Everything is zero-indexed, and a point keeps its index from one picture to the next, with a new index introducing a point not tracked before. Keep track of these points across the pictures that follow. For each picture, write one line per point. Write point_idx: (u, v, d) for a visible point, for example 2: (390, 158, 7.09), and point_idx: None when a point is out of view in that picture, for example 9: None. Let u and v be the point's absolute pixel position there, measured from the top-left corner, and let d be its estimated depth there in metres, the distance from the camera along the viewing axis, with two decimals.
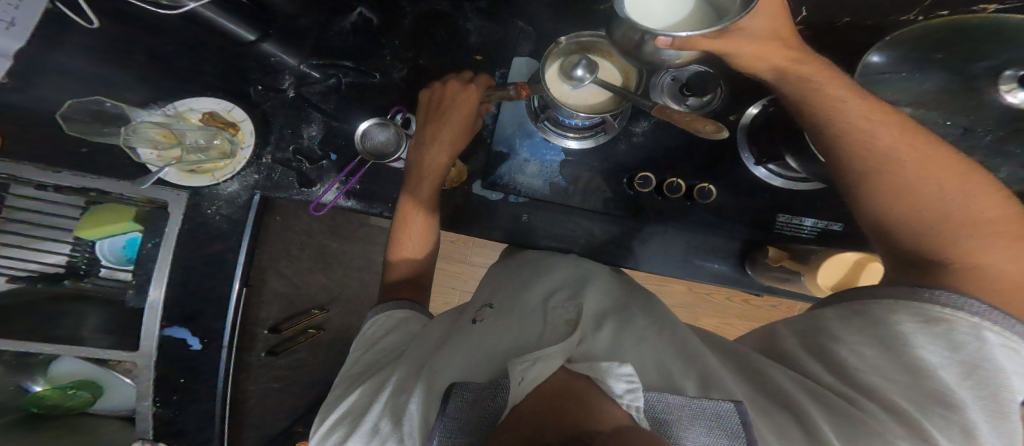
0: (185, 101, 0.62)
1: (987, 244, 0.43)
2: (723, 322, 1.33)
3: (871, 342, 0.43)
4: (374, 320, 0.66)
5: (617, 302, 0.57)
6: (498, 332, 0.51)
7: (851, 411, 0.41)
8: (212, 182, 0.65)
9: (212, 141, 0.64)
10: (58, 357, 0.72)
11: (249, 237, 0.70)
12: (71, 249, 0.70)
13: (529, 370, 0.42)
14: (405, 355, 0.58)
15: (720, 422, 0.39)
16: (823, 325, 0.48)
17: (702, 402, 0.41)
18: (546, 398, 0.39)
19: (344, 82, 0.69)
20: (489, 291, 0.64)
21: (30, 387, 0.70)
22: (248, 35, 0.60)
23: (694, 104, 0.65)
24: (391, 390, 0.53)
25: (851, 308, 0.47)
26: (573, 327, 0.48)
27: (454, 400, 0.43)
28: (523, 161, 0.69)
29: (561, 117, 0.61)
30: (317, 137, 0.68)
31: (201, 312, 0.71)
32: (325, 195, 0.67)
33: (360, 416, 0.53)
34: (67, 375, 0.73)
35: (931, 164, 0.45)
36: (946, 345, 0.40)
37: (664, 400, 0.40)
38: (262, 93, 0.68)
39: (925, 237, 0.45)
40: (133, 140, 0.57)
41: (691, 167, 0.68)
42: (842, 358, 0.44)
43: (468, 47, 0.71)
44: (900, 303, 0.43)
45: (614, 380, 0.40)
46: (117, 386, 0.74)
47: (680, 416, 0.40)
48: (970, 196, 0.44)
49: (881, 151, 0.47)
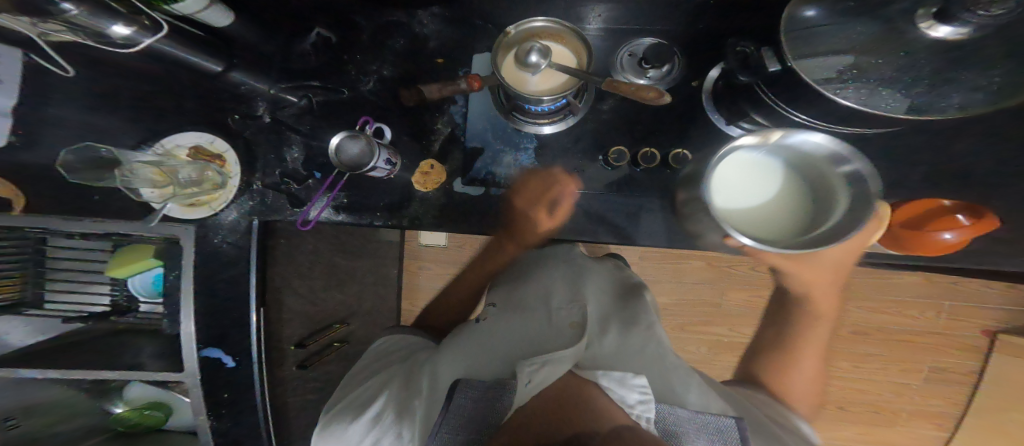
0: (170, 139, 0.67)
1: (807, 381, 0.66)
2: (752, 294, 1.27)
3: (778, 409, 0.61)
4: (389, 338, 0.76)
5: (613, 303, 0.68)
6: (511, 335, 0.62)
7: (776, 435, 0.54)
8: (210, 213, 0.71)
9: (203, 174, 0.68)
10: (130, 383, 0.80)
11: (255, 260, 0.73)
12: (110, 288, 0.77)
13: (536, 373, 0.51)
14: (414, 356, 0.69)
15: (721, 435, 0.49)
16: (752, 394, 0.64)
17: (706, 417, 0.51)
18: (550, 400, 0.49)
19: (316, 101, 0.71)
20: (499, 289, 0.76)
21: (114, 410, 0.80)
22: (213, 66, 0.61)
23: (655, 76, 0.62)
24: (397, 386, 0.62)
25: (758, 393, 0.65)
26: (578, 330, 0.60)
27: (459, 395, 0.53)
28: (497, 152, 0.69)
29: (525, 105, 0.61)
30: (299, 158, 0.71)
31: (224, 335, 0.75)
32: (310, 210, 0.71)
33: (367, 404, 0.63)
34: (140, 397, 0.80)
35: (818, 334, 0.66)
36: None
37: (672, 414, 0.50)
38: (240, 122, 0.70)
39: (785, 344, 0.67)
40: (135, 181, 0.63)
41: (670, 137, 0.65)
42: (770, 407, 0.61)
43: (429, 50, 0.71)
44: (775, 395, 0.64)
45: (631, 389, 0.50)
46: (178, 404, 0.81)
47: (686, 428, 0.50)
48: (817, 359, 0.66)
49: (817, 297, 0.63)
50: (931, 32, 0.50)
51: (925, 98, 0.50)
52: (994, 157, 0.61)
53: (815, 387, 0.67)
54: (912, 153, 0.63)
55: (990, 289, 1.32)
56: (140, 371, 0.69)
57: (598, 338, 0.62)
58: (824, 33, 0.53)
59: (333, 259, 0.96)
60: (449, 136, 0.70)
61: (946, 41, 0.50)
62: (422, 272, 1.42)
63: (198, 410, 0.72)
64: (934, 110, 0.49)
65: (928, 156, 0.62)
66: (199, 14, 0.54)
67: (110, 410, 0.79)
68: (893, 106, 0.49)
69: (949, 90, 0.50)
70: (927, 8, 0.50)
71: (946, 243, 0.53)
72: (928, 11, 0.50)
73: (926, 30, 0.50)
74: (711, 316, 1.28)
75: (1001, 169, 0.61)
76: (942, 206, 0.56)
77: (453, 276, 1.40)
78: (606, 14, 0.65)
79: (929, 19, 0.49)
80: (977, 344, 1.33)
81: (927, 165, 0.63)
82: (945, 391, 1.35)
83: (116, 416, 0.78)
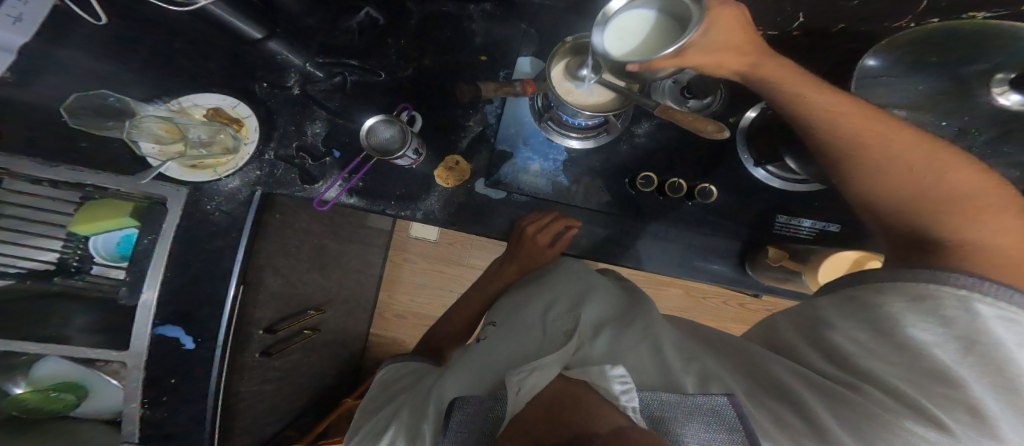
0: (189, 96, 0.64)
1: (976, 219, 0.42)
2: (719, 327, 1.32)
3: (864, 326, 0.45)
4: (390, 367, 0.73)
5: (614, 312, 0.62)
6: (504, 345, 0.60)
7: (851, 396, 0.43)
8: (213, 178, 0.66)
9: (215, 137, 0.64)
10: (41, 359, 0.70)
11: (248, 232, 0.66)
12: (62, 245, 0.68)
13: (525, 381, 0.48)
14: (422, 382, 0.65)
15: (719, 417, 0.43)
16: (820, 315, 0.49)
17: (698, 399, 0.45)
18: (540, 410, 0.43)
19: (349, 80, 0.69)
20: (500, 306, 0.72)
21: (12, 390, 0.68)
22: (254, 33, 0.61)
23: (695, 106, 0.66)
24: (399, 419, 0.58)
25: (846, 296, 0.48)
26: (570, 337, 0.55)
27: (457, 411, 0.52)
28: (526, 160, 0.70)
29: (565, 116, 0.63)
30: (321, 134, 0.69)
31: (196, 311, 0.68)
32: (327, 192, 0.68)
33: (377, 436, 0.58)
34: (52, 377, 0.71)
35: (899, 142, 0.46)
36: (940, 321, 0.40)
37: (660, 399, 0.45)
38: (268, 90, 0.68)
39: (909, 210, 0.46)
40: (139, 133, 0.58)
41: (691, 169, 0.70)
42: (839, 345, 0.46)
43: (474, 47, 0.72)
44: (888, 289, 0.44)
45: (611, 382, 0.45)
46: (102, 387, 0.72)
47: (675, 414, 0.43)
48: (936, 172, 0.44)
49: (878, 156, 0.46)
50: (1001, 98, 0.54)
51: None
52: None
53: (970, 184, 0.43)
54: None
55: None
56: (71, 348, 0.65)
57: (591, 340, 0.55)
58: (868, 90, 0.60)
59: (323, 243, 0.90)
60: (478, 135, 0.70)
61: (1009, 109, 0.54)
62: (406, 264, 1.37)
63: (131, 396, 0.66)
64: None
65: None
66: None
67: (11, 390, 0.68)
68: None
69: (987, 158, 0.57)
70: (1005, 73, 0.53)
71: None
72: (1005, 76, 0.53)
73: (998, 95, 0.54)
74: None
75: None
76: None
77: (435, 277, 1.37)
78: None
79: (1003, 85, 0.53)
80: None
81: None
82: None
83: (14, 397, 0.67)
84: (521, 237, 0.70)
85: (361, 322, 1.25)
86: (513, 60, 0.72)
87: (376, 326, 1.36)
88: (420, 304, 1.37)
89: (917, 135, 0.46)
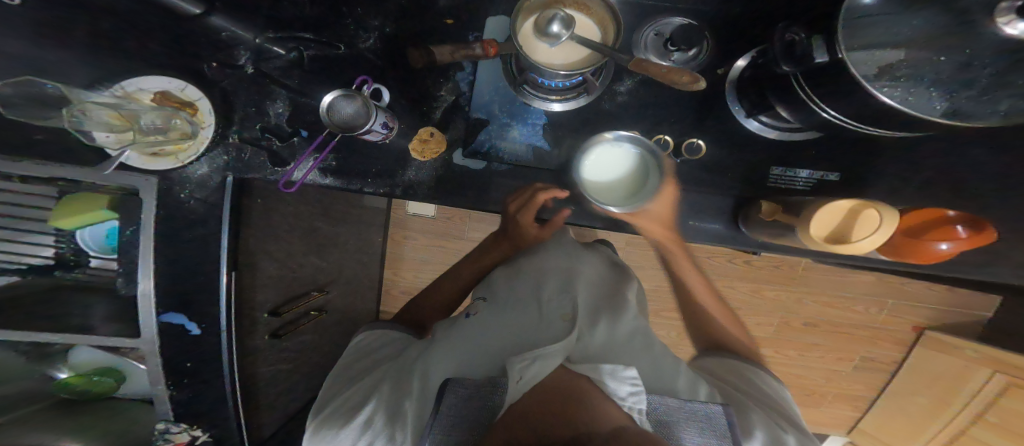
0: (132, 80, 0.60)
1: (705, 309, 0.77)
2: (724, 285, 1.31)
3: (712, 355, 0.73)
4: (370, 334, 0.71)
5: (603, 301, 0.66)
6: (497, 327, 0.62)
7: (765, 421, 0.59)
8: (176, 165, 0.64)
9: (169, 122, 0.62)
10: (74, 348, 0.73)
11: (229, 217, 0.65)
12: (55, 240, 0.67)
13: (525, 370, 0.49)
14: (406, 354, 0.66)
15: (711, 423, 0.49)
16: (711, 368, 0.71)
17: (695, 405, 0.51)
18: (544, 397, 0.46)
19: (307, 55, 0.66)
20: (488, 282, 0.73)
21: (58, 376, 0.73)
22: (194, 10, 0.57)
23: (680, 59, 0.62)
24: (388, 391, 0.59)
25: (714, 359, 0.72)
26: (568, 321, 0.59)
27: (450, 394, 0.50)
28: (504, 126, 0.65)
29: (538, 78, 0.58)
30: (284, 114, 0.66)
31: (193, 300, 0.67)
32: (295, 172, 0.66)
33: (354, 409, 0.59)
34: (85, 364, 0.74)
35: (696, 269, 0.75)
36: (770, 400, 0.65)
37: (665, 404, 0.50)
38: (218, 70, 0.63)
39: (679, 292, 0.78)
40: (87, 123, 0.57)
41: (680, 125, 0.65)
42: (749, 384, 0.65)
43: (438, 10, 0.66)
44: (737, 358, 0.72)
45: (621, 382, 0.48)
46: (136, 372, 0.74)
47: (677, 417, 0.49)
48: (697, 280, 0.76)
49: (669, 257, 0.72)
50: (1006, 28, 0.46)
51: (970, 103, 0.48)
52: (986, 174, 0.62)
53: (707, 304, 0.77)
54: (913, 161, 0.63)
55: (929, 288, 1.31)
56: (90, 337, 0.64)
57: (588, 328, 0.61)
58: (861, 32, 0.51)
59: (316, 224, 0.89)
60: (451, 104, 0.67)
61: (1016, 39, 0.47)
62: (406, 241, 1.37)
63: (156, 379, 0.68)
64: (976, 116, 0.46)
65: (928, 165, 0.63)
66: None
67: (56, 375, 0.73)
68: (936, 108, 0.48)
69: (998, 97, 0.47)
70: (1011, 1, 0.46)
71: (939, 253, 0.55)
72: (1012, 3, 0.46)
73: (1002, 25, 0.47)
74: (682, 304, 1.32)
75: (1004, 185, 0.63)
76: (946, 216, 0.56)
77: (436, 250, 1.37)
78: None
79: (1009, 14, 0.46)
80: (905, 339, 1.34)
81: (924, 175, 0.63)
82: (872, 380, 1.39)
83: (59, 382, 0.70)
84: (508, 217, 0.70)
85: (369, 300, 1.27)
86: (484, 20, 0.66)
87: (385, 301, 1.40)
88: (425, 277, 1.38)
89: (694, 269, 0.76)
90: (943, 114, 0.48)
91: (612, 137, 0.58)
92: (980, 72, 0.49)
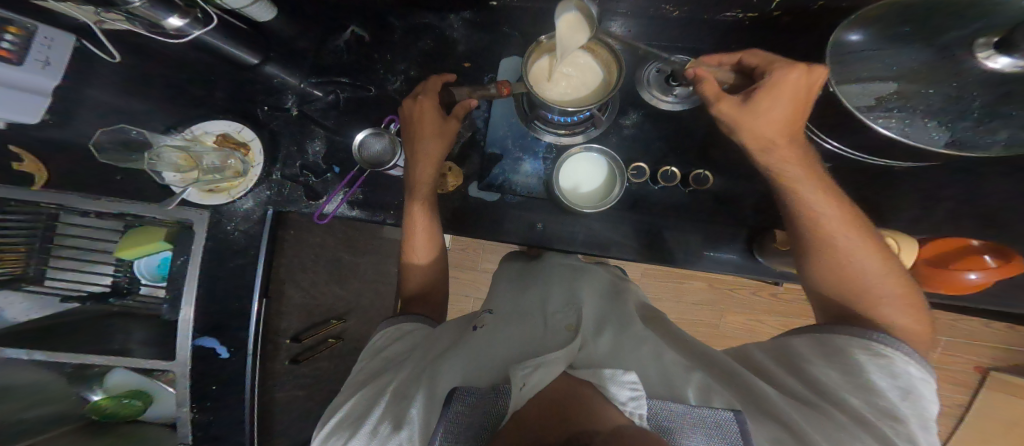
0: (199, 125, 0.70)
1: (897, 309, 0.48)
2: (749, 318, 1.20)
3: (832, 365, 0.45)
4: (384, 332, 0.65)
5: (619, 306, 0.53)
6: (498, 340, 0.48)
7: (818, 415, 0.41)
8: (228, 200, 0.71)
9: (227, 162, 0.70)
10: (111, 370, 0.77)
11: (265, 250, 0.72)
12: (115, 269, 0.74)
13: (528, 376, 0.40)
14: (406, 361, 0.57)
15: (719, 431, 0.37)
16: (792, 349, 0.48)
17: (700, 410, 0.39)
18: (545, 404, 0.37)
19: (342, 97, 0.75)
20: (493, 293, 0.60)
21: (90, 397, 0.75)
22: (251, 59, 0.67)
23: (682, 94, 0.66)
24: (392, 396, 0.52)
25: (815, 337, 0.48)
26: (573, 332, 0.45)
27: (458, 400, 0.41)
28: (517, 159, 0.70)
29: (548, 114, 0.63)
30: (320, 152, 0.74)
31: (227, 323, 0.73)
32: (326, 205, 0.72)
33: (360, 419, 0.51)
34: (118, 385, 0.77)
35: (845, 224, 0.51)
36: (888, 372, 0.43)
37: (665, 406, 0.38)
38: (268, 113, 0.75)
39: (847, 293, 0.51)
40: (159, 164, 0.64)
41: (686, 157, 0.68)
42: (812, 375, 0.45)
43: (457, 55, 0.75)
44: (854, 337, 0.46)
45: (617, 387, 0.38)
46: (164, 395, 0.79)
47: (680, 423, 0.37)
48: (835, 218, 0.51)
49: (840, 241, 0.50)
50: (988, 62, 0.50)
51: (970, 133, 0.51)
52: (1004, 202, 0.62)
53: (898, 295, 0.49)
54: (928, 191, 0.63)
55: (987, 326, 1.18)
56: (131, 359, 0.66)
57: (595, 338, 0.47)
58: (850, 68, 0.54)
59: (338, 254, 0.91)
60: (469, 139, 0.73)
61: (1002, 73, 0.50)
62: None
63: (182, 401, 0.68)
64: (977, 146, 0.50)
65: (946, 196, 0.63)
66: (247, 9, 0.59)
67: (88, 397, 0.75)
68: (936, 139, 0.52)
69: (999, 127, 0.50)
70: (987, 38, 0.50)
71: (968, 284, 0.52)
72: (989, 40, 0.50)
73: (984, 59, 0.50)
74: (706, 338, 1.21)
75: None
76: (969, 246, 0.54)
77: None
78: (631, 30, 0.69)
79: (989, 49, 0.50)
80: (968, 380, 1.18)
81: (945, 204, 0.63)
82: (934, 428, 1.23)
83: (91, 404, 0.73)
84: (506, 228, 0.70)
85: None
86: (497, 62, 0.74)
87: None
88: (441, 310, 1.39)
89: (819, 179, 0.52)
90: (946, 144, 0.51)
91: (582, 149, 0.65)
92: (973, 102, 0.51)
